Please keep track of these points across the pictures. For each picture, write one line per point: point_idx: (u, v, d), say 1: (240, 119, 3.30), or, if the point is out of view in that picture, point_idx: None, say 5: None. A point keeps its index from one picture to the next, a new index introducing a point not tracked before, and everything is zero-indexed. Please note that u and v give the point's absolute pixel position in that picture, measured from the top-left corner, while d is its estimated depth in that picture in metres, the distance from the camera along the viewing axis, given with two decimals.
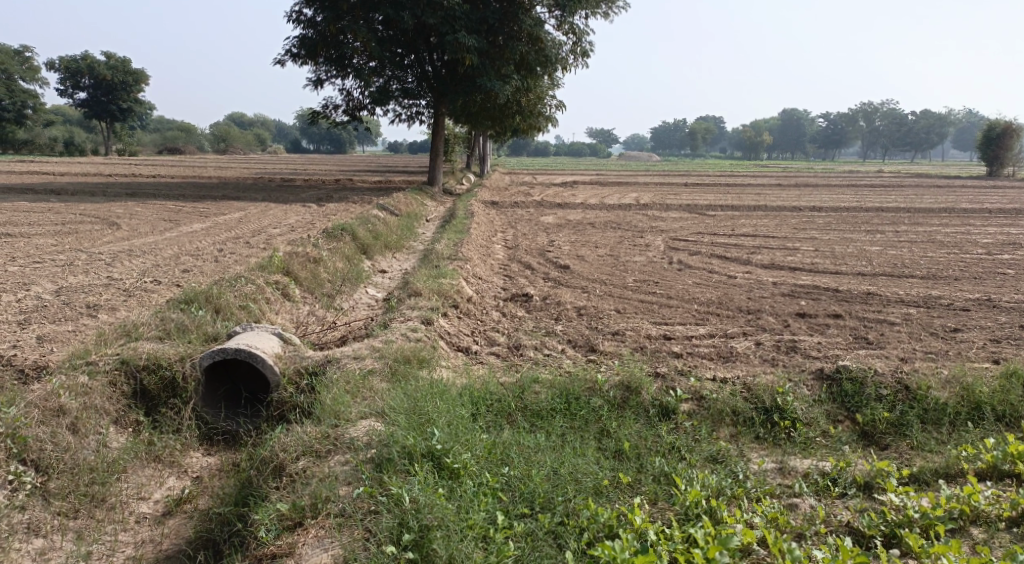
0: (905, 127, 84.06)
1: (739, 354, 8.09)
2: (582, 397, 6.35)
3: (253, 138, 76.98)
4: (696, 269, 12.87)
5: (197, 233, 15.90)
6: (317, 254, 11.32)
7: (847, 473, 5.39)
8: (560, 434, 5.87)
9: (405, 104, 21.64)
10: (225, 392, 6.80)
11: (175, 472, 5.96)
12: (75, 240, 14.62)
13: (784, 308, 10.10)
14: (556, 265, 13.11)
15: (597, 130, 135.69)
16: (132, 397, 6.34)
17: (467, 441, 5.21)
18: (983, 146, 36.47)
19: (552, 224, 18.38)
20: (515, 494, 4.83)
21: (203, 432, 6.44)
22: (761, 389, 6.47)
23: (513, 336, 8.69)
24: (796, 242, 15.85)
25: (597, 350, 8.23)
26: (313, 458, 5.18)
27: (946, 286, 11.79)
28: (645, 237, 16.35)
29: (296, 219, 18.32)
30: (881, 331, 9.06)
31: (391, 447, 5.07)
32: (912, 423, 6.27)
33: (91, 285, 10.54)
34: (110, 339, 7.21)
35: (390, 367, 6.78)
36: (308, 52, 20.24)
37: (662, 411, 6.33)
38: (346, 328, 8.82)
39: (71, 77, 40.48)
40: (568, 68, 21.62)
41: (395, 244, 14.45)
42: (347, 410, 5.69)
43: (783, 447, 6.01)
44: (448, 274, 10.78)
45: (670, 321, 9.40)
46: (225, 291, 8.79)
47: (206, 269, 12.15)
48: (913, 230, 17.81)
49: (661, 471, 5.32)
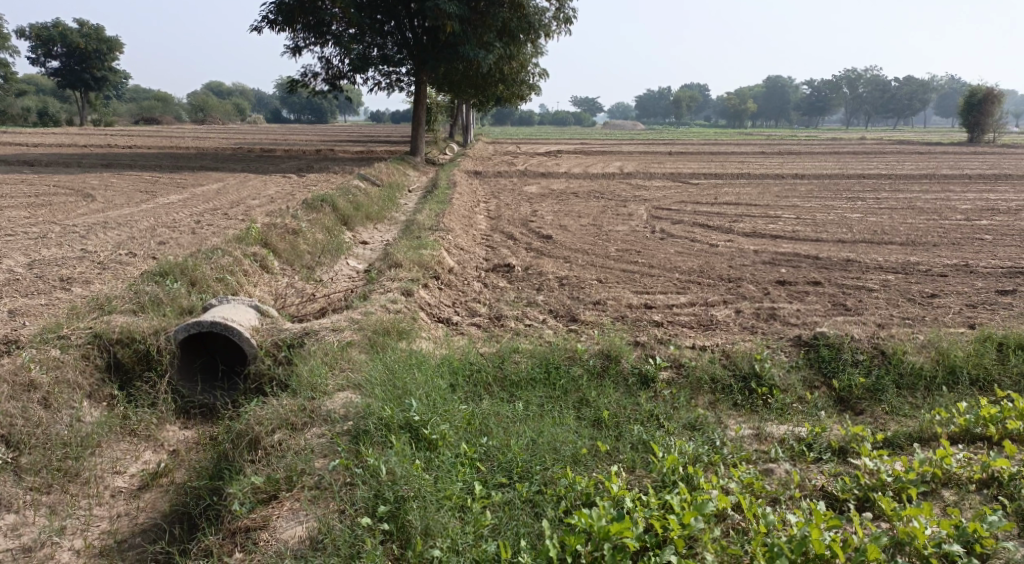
0: (887, 94, 84.11)
1: (719, 322, 8.11)
2: (562, 366, 6.35)
3: (232, 108, 75.89)
4: (678, 238, 12.85)
5: (174, 205, 15.69)
6: (296, 225, 11.20)
7: (822, 438, 5.43)
8: (538, 404, 5.87)
9: (385, 72, 21.34)
10: (202, 365, 6.74)
11: (151, 446, 5.91)
12: (49, 213, 14.38)
13: (764, 276, 10.12)
14: (538, 235, 13.06)
15: (580, 100, 134.51)
16: (106, 371, 6.32)
17: (445, 412, 5.20)
18: (964, 112, 36.52)
19: (535, 193, 18.26)
20: (493, 464, 4.82)
21: (180, 406, 6.37)
22: (739, 357, 6.50)
23: (494, 306, 8.66)
24: (777, 210, 15.86)
25: (577, 320, 8.23)
26: (289, 431, 5.16)
27: (925, 253, 11.85)
28: (628, 206, 16.30)
29: (276, 190, 18.10)
30: (860, 298, 9.11)
31: (367, 419, 5.06)
32: (887, 387, 6.30)
33: (66, 258, 10.38)
34: (83, 313, 7.14)
35: (368, 339, 6.74)
36: (286, 19, 19.86)
37: (641, 380, 6.33)
38: (326, 300, 8.76)
39: (43, 46, 39.63)
40: (550, 35, 21.38)
41: (376, 215, 14.33)
42: (324, 382, 5.66)
43: (761, 414, 6.04)
44: (429, 245, 10.71)
45: (651, 290, 9.40)
46: (201, 263, 8.69)
47: (183, 241, 11.99)
48: (894, 197, 17.86)
49: (639, 439, 5.34)
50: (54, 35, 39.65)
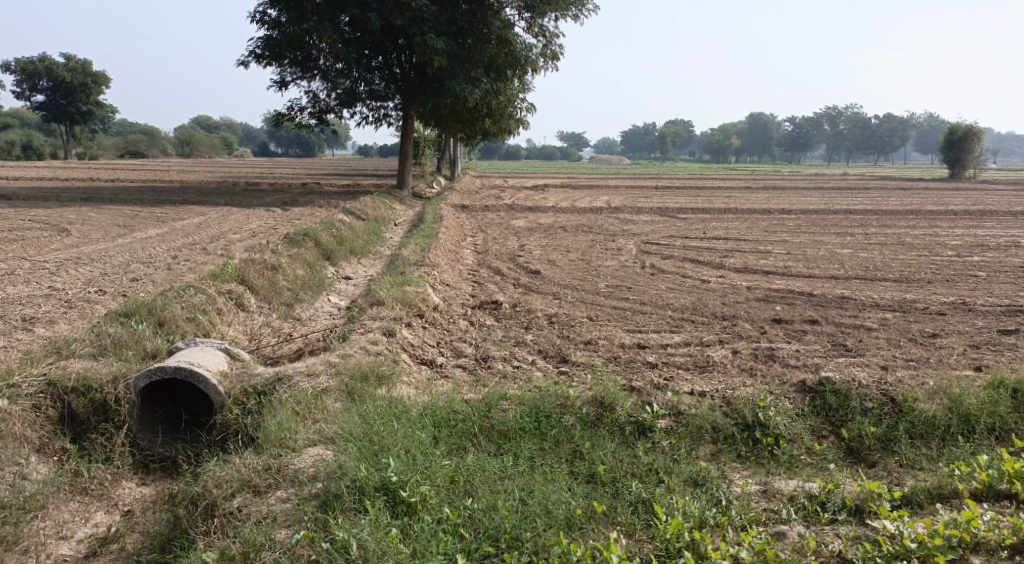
0: (868, 130, 85.15)
1: (716, 363, 7.73)
2: (553, 414, 5.90)
3: (219, 142, 75.55)
4: (669, 274, 12.51)
5: (152, 240, 15.23)
6: (276, 261, 10.73)
7: (836, 495, 5.04)
8: (528, 457, 5.44)
9: (372, 107, 21.08)
10: (164, 414, 6.43)
11: (104, 506, 5.60)
12: (20, 248, 13.90)
13: (759, 313, 9.78)
14: (526, 270, 12.71)
15: (566, 134, 135.43)
16: (59, 422, 6.02)
17: (426, 469, 4.78)
18: (944, 148, 36.73)
19: (523, 228, 17.95)
20: (479, 530, 4.40)
21: (139, 459, 6.08)
22: (742, 404, 6.10)
23: (481, 346, 8.25)
24: (767, 245, 15.60)
25: (568, 361, 7.82)
26: (251, 494, 4.71)
27: (920, 290, 11.57)
28: (617, 241, 16.00)
29: (258, 224, 17.70)
30: (860, 338, 8.76)
31: (339, 481, 4.61)
32: (901, 438, 5.92)
33: (31, 296, 9.89)
34: (38, 359, 6.76)
35: (346, 386, 6.32)
36: (272, 54, 19.57)
37: (638, 429, 5.90)
38: (303, 340, 8.31)
39: (28, 79, 39.21)
40: (537, 71, 21.22)
41: (360, 250, 13.91)
42: (293, 437, 5.20)
43: (767, 467, 5.62)
44: (413, 281, 10.30)
45: (644, 328, 9.02)
46: (171, 302, 8.26)
47: (157, 277, 11.55)
48: (882, 233, 17.67)
49: (637, 498, 4.94)
50: (39, 69, 39.23)
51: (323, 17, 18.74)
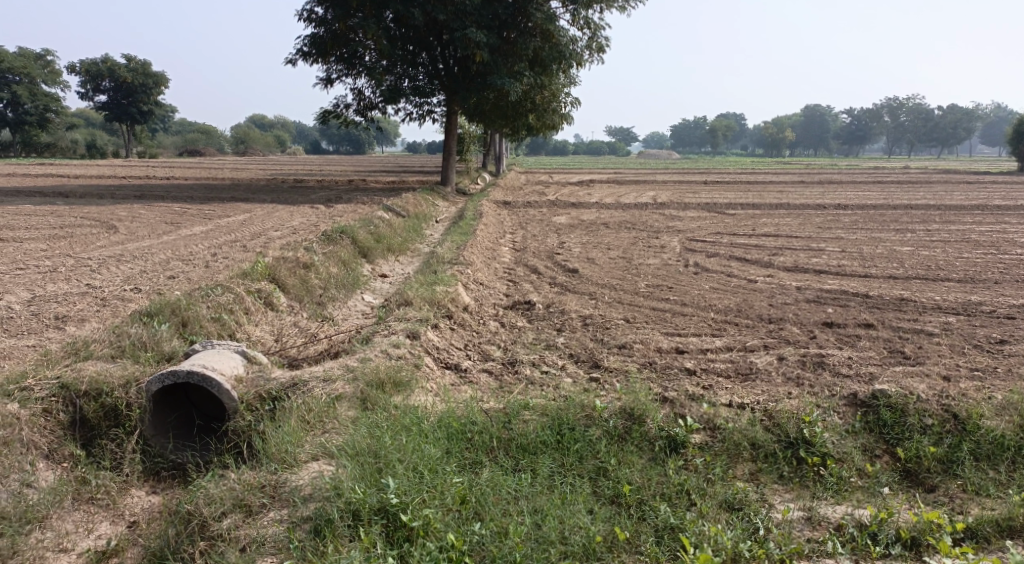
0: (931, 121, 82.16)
1: (759, 371, 7.21)
2: (577, 426, 5.47)
3: (273, 140, 76.63)
4: (713, 273, 11.95)
5: (195, 237, 15.21)
6: (309, 258, 10.47)
7: (889, 525, 4.59)
8: (548, 474, 5.06)
9: (416, 102, 20.84)
10: (178, 419, 6.22)
11: (110, 516, 5.35)
12: (67, 245, 13.96)
13: (809, 316, 9.18)
14: (564, 268, 12.29)
15: (616, 129, 134.28)
16: (70, 426, 5.83)
17: (433, 492, 4.52)
18: (1013, 141, 35.01)
19: (565, 224, 17.51)
20: (485, 558, 4.16)
21: (149, 466, 5.86)
22: (785, 419, 5.60)
23: (509, 350, 7.86)
24: (821, 243, 14.86)
25: (601, 366, 7.39)
26: (243, 515, 4.54)
27: (987, 291, 10.79)
28: (660, 238, 15.43)
29: (301, 221, 17.62)
30: (919, 345, 8.10)
31: (334, 503, 4.40)
32: (964, 460, 5.35)
33: (67, 293, 9.82)
34: (56, 361, 6.61)
35: (361, 393, 6.01)
36: (318, 51, 19.51)
37: (670, 445, 5.43)
38: (329, 341, 8.02)
39: (92, 80, 40.22)
40: (583, 65, 20.72)
41: (398, 247, 13.63)
42: (294, 451, 4.98)
43: (812, 491, 5.13)
44: (444, 280, 9.96)
45: (683, 332, 8.51)
46: (196, 301, 8.05)
47: (193, 275, 11.44)
48: (946, 229, 16.74)
49: (664, 523, 4.57)
50: (102, 70, 40.17)
51: (368, 13, 18.58)
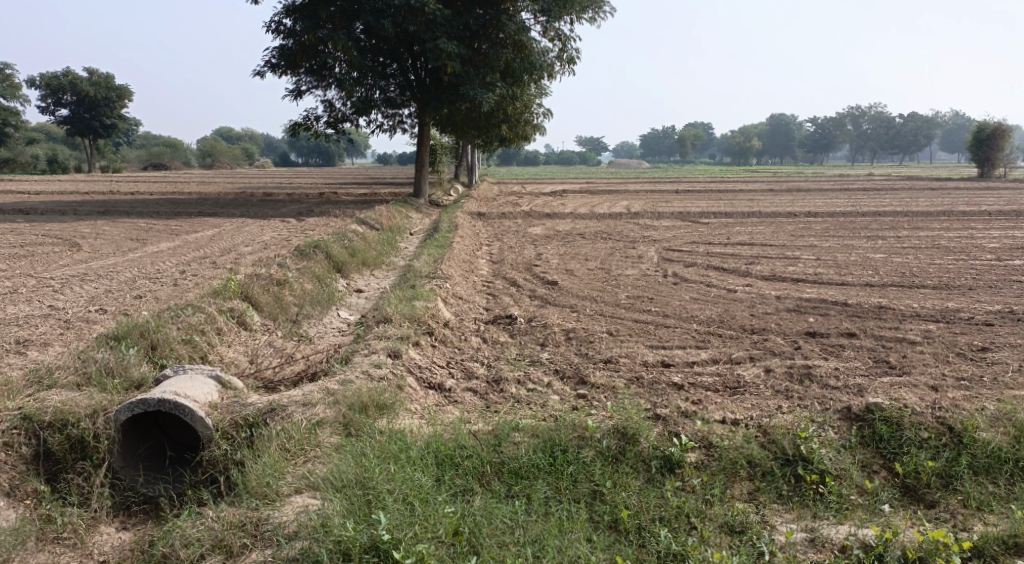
0: (893, 129, 83.63)
1: (748, 385, 7.09)
2: (570, 448, 5.28)
3: (241, 153, 75.63)
4: (692, 283, 11.86)
5: (162, 254, 14.80)
6: (283, 275, 10.17)
7: (894, 546, 4.48)
8: (543, 499, 4.89)
9: (387, 114, 20.60)
10: (148, 450, 5.94)
11: (77, 556, 5.04)
12: (28, 264, 13.47)
13: (792, 326, 9.11)
14: (542, 280, 12.13)
15: (583, 139, 134.87)
16: (34, 461, 5.51)
17: (424, 526, 4.34)
18: (972, 147, 35.59)
19: (541, 235, 17.37)
20: None
21: (119, 500, 5.57)
22: (781, 435, 5.48)
23: (493, 367, 7.66)
24: (795, 251, 14.86)
25: (587, 382, 7.22)
26: (224, 556, 4.35)
27: (963, 297, 10.84)
28: (636, 248, 15.33)
29: (272, 236, 17.27)
30: (904, 354, 8.05)
31: (321, 542, 4.24)
32: (964, 474, 5.26)
33: (28, 316, 9.42)
34: (18, 390, 6.27)
35: (343, 417, 5.76)
36: (286, 63, 19.20)
37: (665, 465, 5.25)
38: (306, 362, 7.76)
39: (53, 94, 39.33)
40: (554, 76, 20.65)
41: (373, 261, 13.40)
42: (276, 484, 4.79)
43: (813, 511, 5.00)
44: (423, 295, 9.74)
45: (668, 345, 8.38)
46: (166, 323, 7.73)
47: (162, 294, 11.08)
48: (916, 235, 16.88)
49: (667, 551, 4.44)
50: (63, 83, 39.29)
51: (336, 24, 18.32)
